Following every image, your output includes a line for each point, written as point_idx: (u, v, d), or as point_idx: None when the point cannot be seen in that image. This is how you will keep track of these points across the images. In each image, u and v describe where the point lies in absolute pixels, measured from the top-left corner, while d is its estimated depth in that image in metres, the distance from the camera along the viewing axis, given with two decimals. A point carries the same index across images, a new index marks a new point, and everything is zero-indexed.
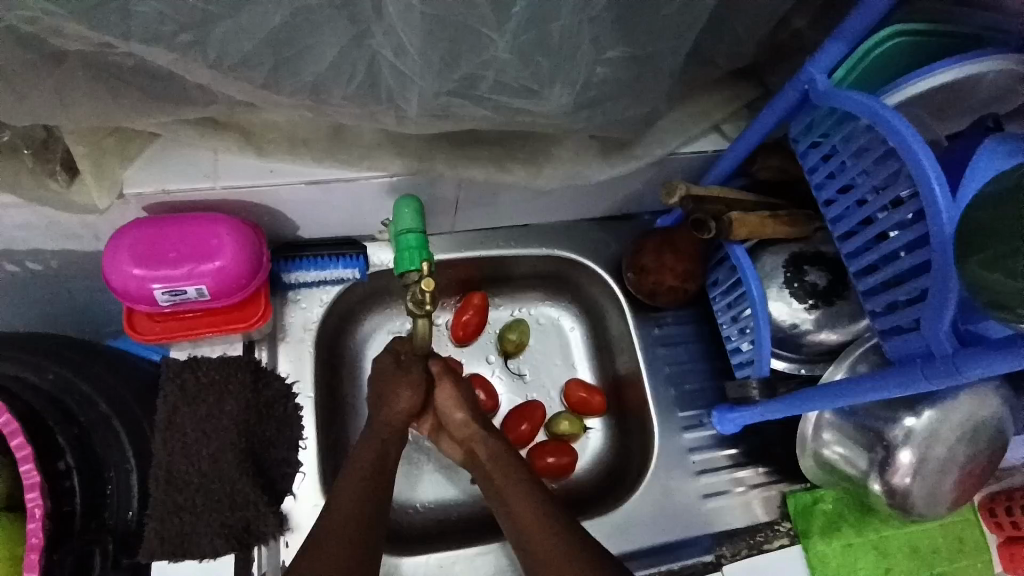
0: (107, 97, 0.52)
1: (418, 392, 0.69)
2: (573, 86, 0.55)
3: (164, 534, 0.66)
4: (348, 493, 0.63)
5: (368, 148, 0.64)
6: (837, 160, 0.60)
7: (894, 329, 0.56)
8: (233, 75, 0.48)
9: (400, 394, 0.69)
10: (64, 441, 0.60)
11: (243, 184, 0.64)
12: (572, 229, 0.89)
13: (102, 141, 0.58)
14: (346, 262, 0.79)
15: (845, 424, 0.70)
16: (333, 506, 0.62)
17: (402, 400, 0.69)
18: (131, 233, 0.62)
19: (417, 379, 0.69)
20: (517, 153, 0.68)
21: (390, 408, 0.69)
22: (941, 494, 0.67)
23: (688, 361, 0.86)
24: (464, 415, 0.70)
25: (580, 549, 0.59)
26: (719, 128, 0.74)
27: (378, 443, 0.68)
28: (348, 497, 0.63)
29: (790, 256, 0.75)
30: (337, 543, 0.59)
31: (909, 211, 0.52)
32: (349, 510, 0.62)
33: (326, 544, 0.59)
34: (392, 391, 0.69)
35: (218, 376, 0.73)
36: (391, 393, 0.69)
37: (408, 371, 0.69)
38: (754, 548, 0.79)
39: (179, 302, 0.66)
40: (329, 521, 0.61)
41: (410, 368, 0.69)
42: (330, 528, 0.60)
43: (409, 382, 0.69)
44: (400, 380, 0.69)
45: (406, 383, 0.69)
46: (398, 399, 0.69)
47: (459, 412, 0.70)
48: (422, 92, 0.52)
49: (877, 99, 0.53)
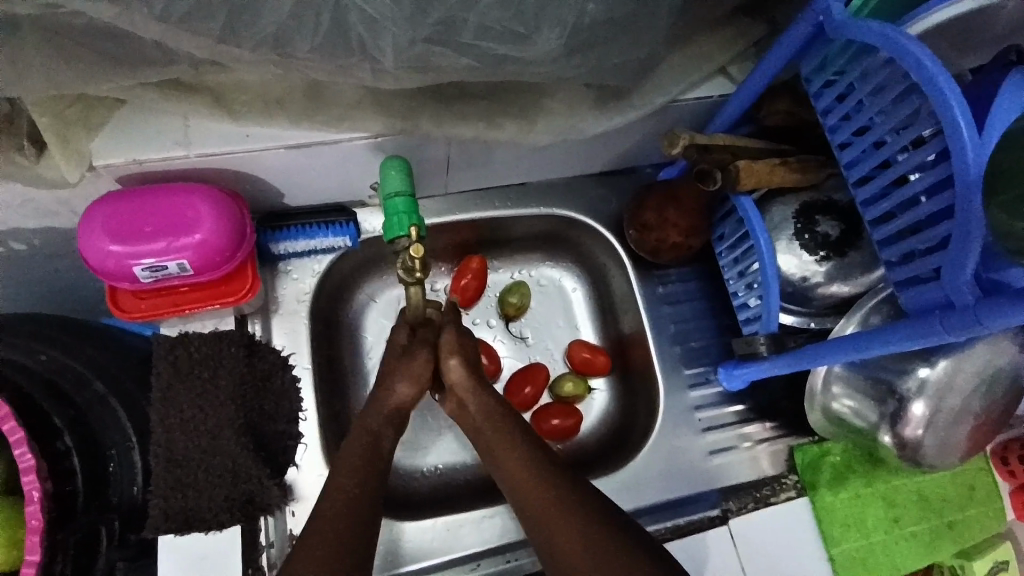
0: (63, 64, 0.48)
1: (420, 381, 0.67)
2: (562, 27, 0.50)
3: (169, 510, 0.65)
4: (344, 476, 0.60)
5: (349, 107, 0.60)
6: (853, 99, 0.56)
7: (911, 280, 0.53)
8: (186, 28, 0.44)
9: (399, 385, 0.66)
10: (61, 423, 0.60)
11: (218, 151, 0.60)
12: (572, 186, 0.85)
13: (65, 111, 0.54)
14: (336, 231, 0.75)
15: (853, 377, 0.68)
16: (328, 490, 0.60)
17: (400, 389, 0.66)
18: (105, 207, 0.60)
19: (419, 371, 0.66)
20: (510, 108, 0.64)
21: (386, 398, 0.66)
22: (954, 444, 0.65)
23: (693, 318, 0.84)
24: (458, 360, 0.67)
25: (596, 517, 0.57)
26: (724, 71, 0.69)
27: (371, 424, 0.65)
28: (345, 476, 0.61)
29: (801, 206, 0.71)
30: (337, 503, 0.59)
31: (931, 151, 0.48)
32: (348, 476, 0.61)
33: (326, 503, 0.59)
34: (391, 379, 0.67)
35: (210, 350, 0.71)
36: (391, 380, 0.67)
37: (411, 361, 0.67)
38: (761, 501, 0.78)
39: (161, 278, 0.63)
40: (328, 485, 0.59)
41: (414, 356, 0.67)
42: (334, 492, 0.59)
43: (410, 373, 0.66)
44: (401, 369, 0.66)
45: (408, 373, 0.66)
46: (397, 391, 0.66)
47: (454, 357, 0.67)
48: (396, 40, 0.48)
49: (898, 30, 0.48)
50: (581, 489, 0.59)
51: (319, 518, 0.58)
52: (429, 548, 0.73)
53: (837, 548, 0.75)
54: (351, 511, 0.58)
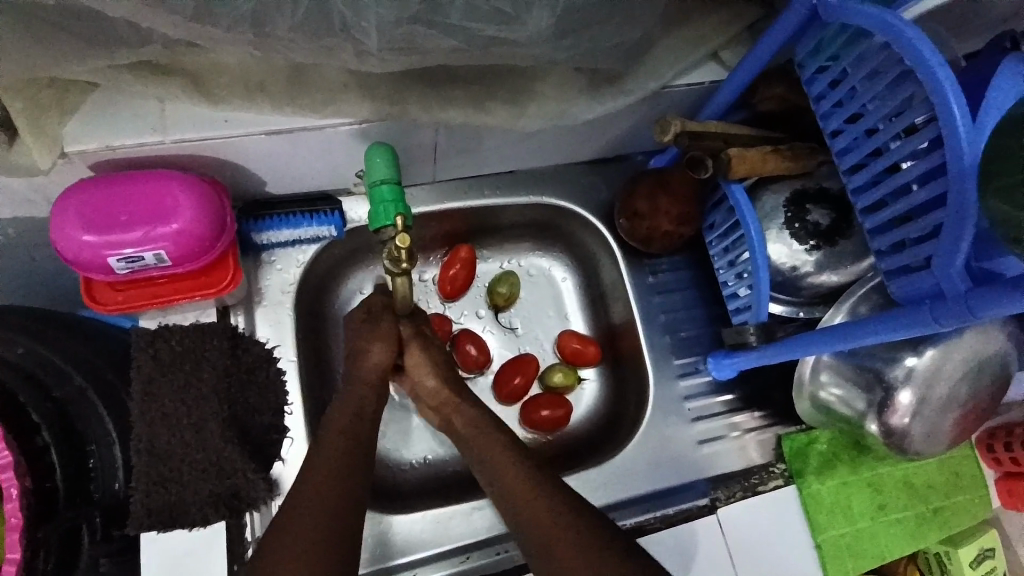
0: (29, 43, 0.45)
1: (390, 343, 0.66)
2: (553, 7, 0.49)
3: (151, 505, 0.64)
4: (330, 467, 0.59)
5: (333, 90, 0.58)
6: (846, 85, 0.55)
7: (901, 269, 0.53)
8: (158, 5, 0.42)
9: (371, 347, 0.66)
10: (39, 418, 0.58)
11: (195, 137, 0.58)
12: (562, 174, 0.84)
13: (40, 95, 0.52)
14: (321, 219, 0.74)
15: (843, 365, 0.68)
16: (310, 488, 0.57)
17: (375, 352, 0.66)
18: (77, 194, 0.57)
19: (387, 332, 0.66)
20: (501, 94, 0.62)
21: (359, 361, 0.66)
22: (941, 433, 0.66)
23: (684, 308, 0.84)
24: (436, 379, 0.68)
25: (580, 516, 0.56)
26: (717, 56, 0.68)
27: (352, 404, 0.64)
28: (331, 471, 0.58)
29: (791, 195, 0.71)
30: (320, 498, 0.57)
31: (925, 139, 0.48)
32: (335, 472, 0.58)
33: (310, 496, 0.57)
34: (362, 345, 0.66)
35: (192, 344, 0.69)
36: (362, 347, 0.66)
37: (377, 326, 0.67)
38: (749, 490, 0.79)
39: (139, 269, 0.61)
40: (312, 479, 0.58)
41: (378, 322, 0.67)
42: (318, 482, 0.57)
43: (377, 334, 0.66)
44: (369, 334, 0.67)
45: (377, 338, 0.66)
46: (372, 352, 0.66)
47: (430, 378, 0.68)
48: (381, 19, 0.46)
49: (894, 14, 0.47)
50: None
51: (302, 515, 0.55)
52: (418, 540, 0.73)
53: (824, 535, 0.76)
54: (333, 504, 0.57)
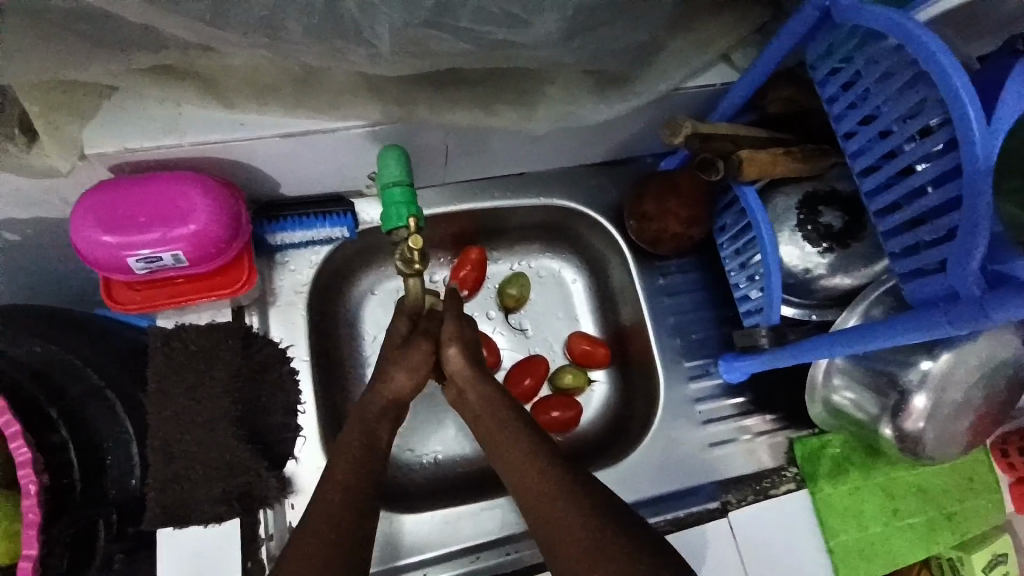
0: (49, 49, 0.47)
1: (417, 375, 0.64)
2: (561, 10, 0.49)
3: (165, 502, 0.65)
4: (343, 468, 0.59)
5: (343, 94, 0.59)
6: (859, 87, 0.55)
7: (915, 272, 0.53)
8: (174, 10, 0.43)
9: (396, 374, 0.64)
10: (56, 414, 0.61)
11: (211, 140, 0.59)
12: (570, 176, 0.84)
13: (53, 98, 0.52)
14: (333, 221, 0.74)
15: (855, 369, 0.68)
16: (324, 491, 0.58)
17: (399, 378, 0.64)
18: (95, 196, 0.58)
19: (417, 363, 0.64)
20: (510, 95, 0.62)
21: (380, 387, 0.64)
22: (956, 436, 0.65)
23: (693, 310, 0.83)
24: (457, 348, 0.65)
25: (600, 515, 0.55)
26: (726, 58, 0.67)
27: (365, 419, 0.63)
28: (337, 474, 0.59)
29: (803, 197, 0.70)
30: (334, 501, 0.57)
31: (939, 141, 0.48)
32: (344, 480, 0.59)
33: (320, 500, 0.57)
34: (387, 370, 0.64)
35: (206, 343, 0.70)
36: (388, 371, 0.64)
37: (408, 352, 0.64)
38: (761, 494, 0.78)
39: (156, 269, 0.62)
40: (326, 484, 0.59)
41: (412, 349, 0.64)
42: (328, 484, 0.58)
43: (408, 365, 0.64)
44: (400, 360, 0.64)
45: (405, 365, 0.64)
46: (395, 379, 0.64)
47: (453, 346, 0.65)
48: (391, 23, 0.47)
49: (906, 15, 0.47)
50: (589, 492, 0.57)
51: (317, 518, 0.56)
52: (427, 539, 0.73)
53: (835, 540, 0.75)
54: (348, 507, 0.57)
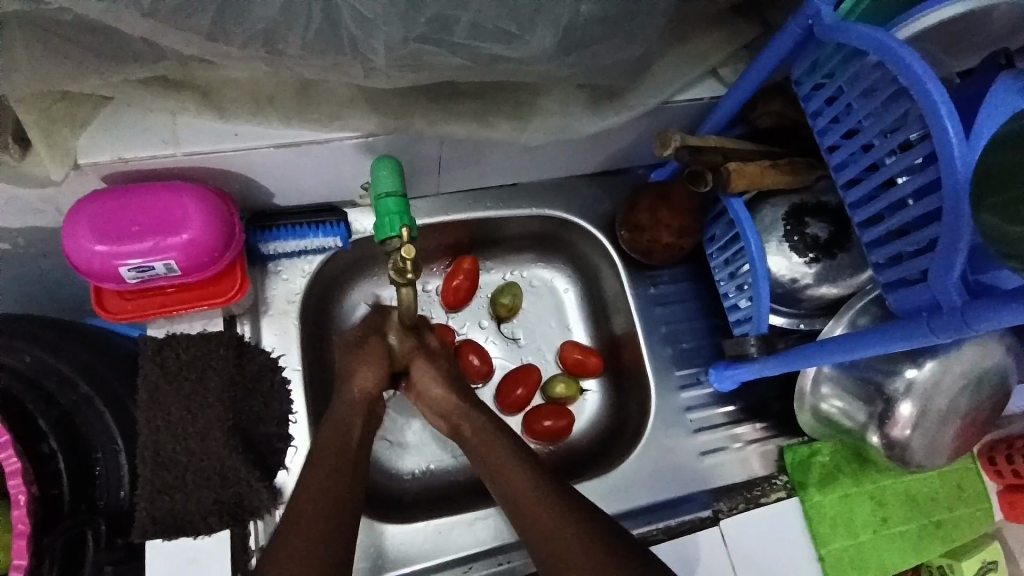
0: (47, 60, 0.47)
1: (379, 366, 0.65)
2: (556, 26, 0.50)
3: (155, 513, 0.64)
4: (321, 478, 0.59)
5: (340, 105, 0.59)
6: (843, 102, 0.56)
7: (900, 282, 0.54)
8: (174, 24, 0.44)
9: (360, 370, 0.65)
10: (45, 425, 0.59)
11: (207, 151, 0.60)
12: (563, 187, 0.85)
13: (51, 108, 0.53)
14: (327, 231, 0.75)
15: (843, 377, 0.69)
16: (309, 494, 0.58)
17: (362, 376, 0.64)
18: (90, 206, 0.58)
19: (376, 353, 0.65)
20: (504, 107, 0.63)
21: (347, 385, 0.65)
22: (942, 444, 0.66)
23: (685, 319, 0.84)
24: (442, 388, 0.66)
25: (593, 537, 0.55)
26: (715, 73, 0.69)
27: (342, 427, 0.63)
28: (313, 494, 0.58)
29: (790, 208, 0.72)
30: (315, 513, 0.57)
31: (920, 155, 0.49)
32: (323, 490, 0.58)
33: (300, 523, 0.56)
34: (350, 370, 0.65)
35: (198, 352, 0.70)
36: (349, 371, 0.65)
37: (365, 347, 0.65)
38: (752, 502, 0.79)
39: (149, 278, 0.62)
40: (311, 494, 0.58)
41: (365, 344, 0.65)
42: (309, 495, 0.58)
43: (366, 357, 0.65)
44: (357, 357, 0.65)
45: (366, 359, 0.65)
46: (358, 376, 0.64)
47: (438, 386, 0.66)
48: (388, 39, 0.48)
49: (888, 33, 0.48)
50: (583, 518, 0.57)
51: (301, 533, 0.56)
52: (420, 549, 0.73)
53: (826, 548, 0.76)
54: (331, 520, 0.57)
